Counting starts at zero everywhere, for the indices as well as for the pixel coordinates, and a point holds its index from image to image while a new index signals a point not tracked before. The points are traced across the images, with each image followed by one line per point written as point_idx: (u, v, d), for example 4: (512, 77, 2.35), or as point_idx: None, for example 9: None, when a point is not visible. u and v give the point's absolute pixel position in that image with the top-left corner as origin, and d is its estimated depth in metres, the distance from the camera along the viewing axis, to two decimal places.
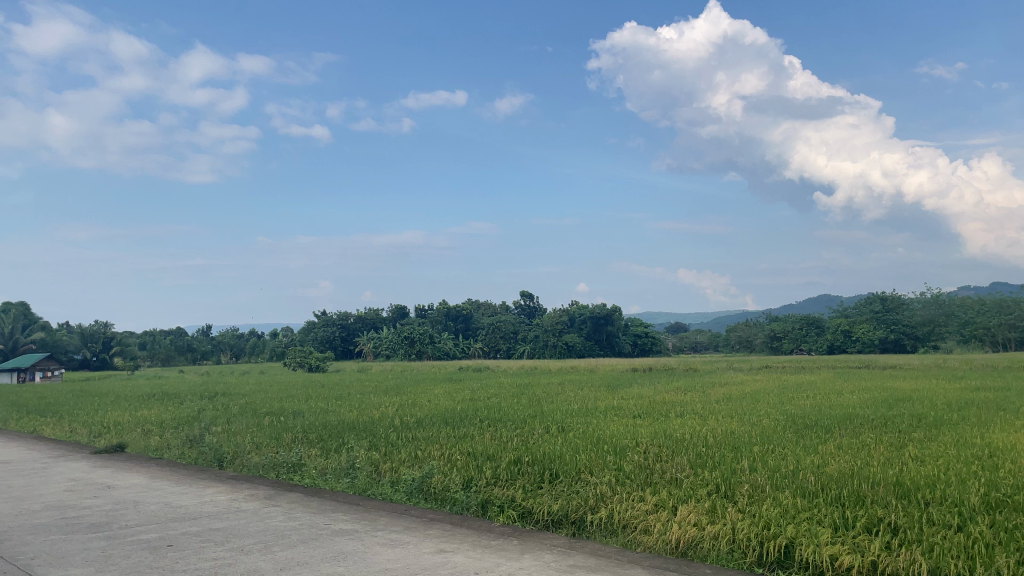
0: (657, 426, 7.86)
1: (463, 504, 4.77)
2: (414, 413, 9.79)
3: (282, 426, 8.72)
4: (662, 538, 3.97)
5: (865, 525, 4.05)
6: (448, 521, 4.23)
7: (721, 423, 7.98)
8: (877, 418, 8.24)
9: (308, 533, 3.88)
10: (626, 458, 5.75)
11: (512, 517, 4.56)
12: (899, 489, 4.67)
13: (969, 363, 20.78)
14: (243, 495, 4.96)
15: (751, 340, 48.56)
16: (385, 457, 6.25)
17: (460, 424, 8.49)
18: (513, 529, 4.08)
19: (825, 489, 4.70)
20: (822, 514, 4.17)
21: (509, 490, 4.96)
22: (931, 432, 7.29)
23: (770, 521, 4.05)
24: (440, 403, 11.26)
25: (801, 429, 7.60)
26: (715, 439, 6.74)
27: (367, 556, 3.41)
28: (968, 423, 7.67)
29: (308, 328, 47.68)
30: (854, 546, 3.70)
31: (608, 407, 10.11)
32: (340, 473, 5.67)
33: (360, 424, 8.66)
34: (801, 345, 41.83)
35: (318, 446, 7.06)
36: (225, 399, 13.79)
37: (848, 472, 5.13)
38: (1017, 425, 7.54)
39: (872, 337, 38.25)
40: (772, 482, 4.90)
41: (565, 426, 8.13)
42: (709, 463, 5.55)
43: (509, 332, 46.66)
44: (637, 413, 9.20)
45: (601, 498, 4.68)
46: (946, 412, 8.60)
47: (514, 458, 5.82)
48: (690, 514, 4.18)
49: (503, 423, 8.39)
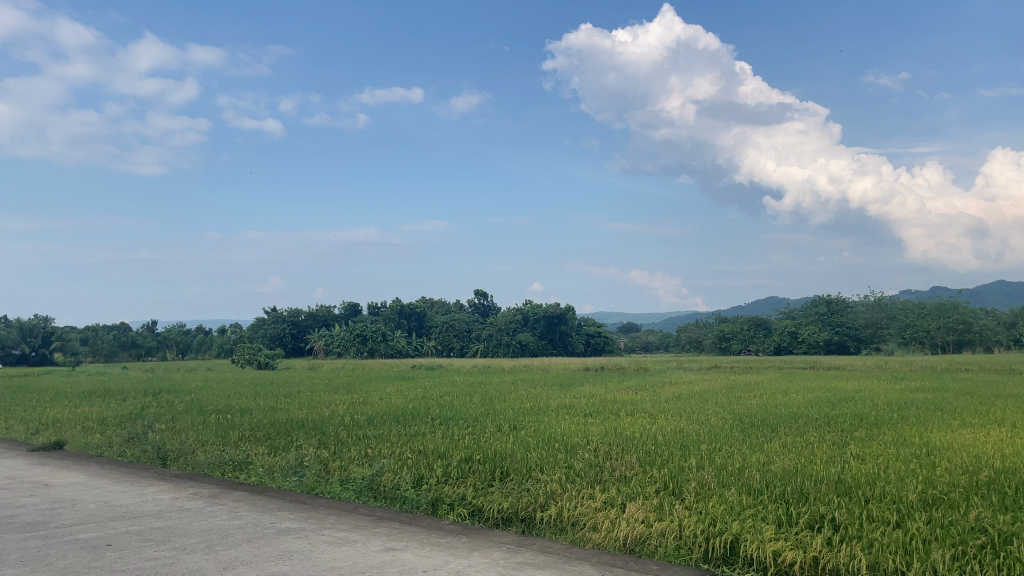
0: (610, 425, 7.96)
1: (413, 502, 4.80)
2: (365, 411, 9.73)
3: (230, 424, 8.68)
4: (610, 535, 4.05)
5: (808, 521, 4.16)
6: (397, 519, 4.28)
7: (673, 422, 8.08)
8: (822, 417, 8.43)
9: (253, 531, 3.90)
10: (577, 456, 5.82)
11: (462, 514, 4.62)
12: (840, 487, 4.80)
13: (906, 364, 21.72)
14: (186, 494, 4.95)
15: (701, 340, 49.17)
16: (334, 455, 6.26)
17: (412, 422, 8.52)
18: (462, 526, 4.12)
19: (769, 486, 4.81)
20: (767, 511, 4.28)
21: (460, 488, 5.02)
22: (873, 432, 7.46)
23: (716, 518, 4.14)
24: (392, 401, 11.23)
25: (750, 428, 7.74)
26: (665, 438, 6.82)
27: (313, 555, 3.44)
28: (908, 424, 7.87)
29: (256, 325, 46.97)
30: (797, 542, 3.80)
31: (559, 406, 10.13)
32: (289, 472, 5.69)
33: (310, 422, 8.64)
34: (748, 345, 42.70)
35: (266, 444, 7.04)
36: (167, 396, 13.60)
37: (793, 470, 5.24)
38: (954, 425, 7.76)
39: (818, 338, 39.12)
40: (718, 479, 5.00)
41: (517, 425, 8.15)
42: (658, 461, 5.64)
43: (463, 331, 46.78)
44: (589, 411, 9.32)
45: (551, 495, 4.75)
46: (886, 412, 8.85)
47: (465, 457, 5.87)
48: (638, 512, 4.26)
49: (454, 422, 8.40)
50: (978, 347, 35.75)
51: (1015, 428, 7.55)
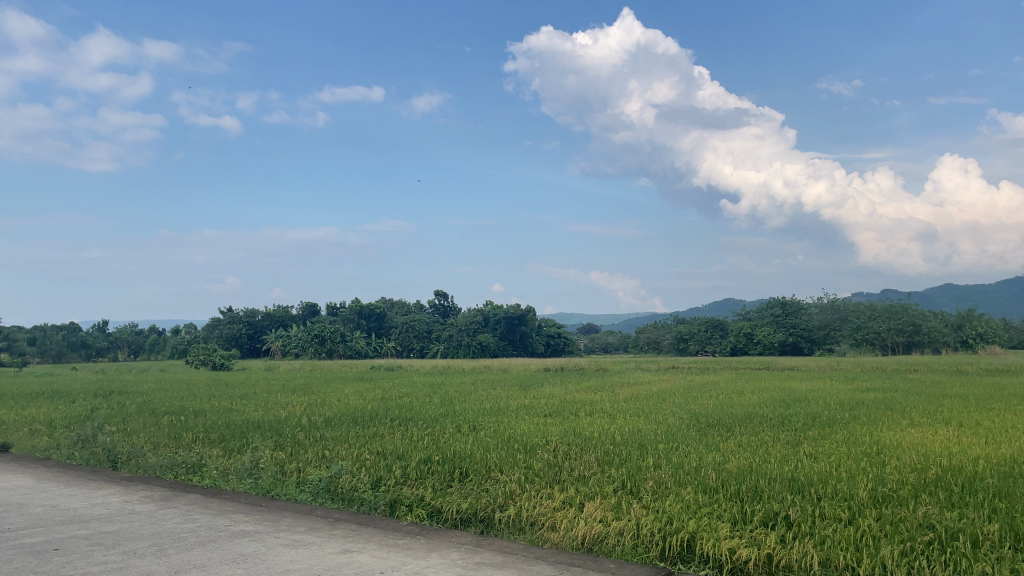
0: (569, 425, 7.99)
1: (371, 504, 4.78)
2: (322, 412, 9.66)
3: (183, 426, 8.53)
4: (568, 535, 4.07)
5: (762, 519, 4.24)
6: (354, 521, 4.25)
7: (632, 422, 8.15)
8: (776, 417, 8.59)
9: (206, 534, 3.84)
10: (536, 456, 5.86)
11: (420, 515, 4.62)
12: (793, 485, 4.90)
13: (858, 363, 23.07)
14: (137, 497, 4.85)
15: (659, 341, 49.76)
16: (291, 457, 6.21)
17: (371, 422, 8.49)
18: (420, 527, 4.11)
19: (724, 484, 4.89)
20: (722, 509, 4.35)
21: (418, 489, 5.00)
22: (825, 431, 7.64)
23: (673, 516, 4.20)
24: (349, 403, 11.16)
25: (706, 428, 7.85)
26: (623, 437, 6.91)
27: (268, 558, 3.40)
28: (859, 423, 8.06)
29: (211, 325, 46.17)
30: (751, 540, 3.87)
31: (518, 406, 10.17)
32: (244, 474, 5.62)
33: (266, 423, 8.53)
34: (705, 346, 43.37)
35: (220, 446, 6.94)
36: (118, 398, 13.34)
37: (747, 468, 5.35)
38: (903, 424, 7.97)
39: (772, 340, 39.84)
40: (675, 478, 5.08)
41: (476, 425, 8.18)
42: (616, 460, 5.72)
43: (423, 331, 46.68)
44: (549, 412, 9.34)
45: (510, 495, 4.77)
46: (838, 411, 9.05)
47: (424, 458, 5.86)
48: (596, 511, 4.29)
49: (413, 423, 8.38)
50: (927, 348, 36.70)
51: (962, 427, 7.76)
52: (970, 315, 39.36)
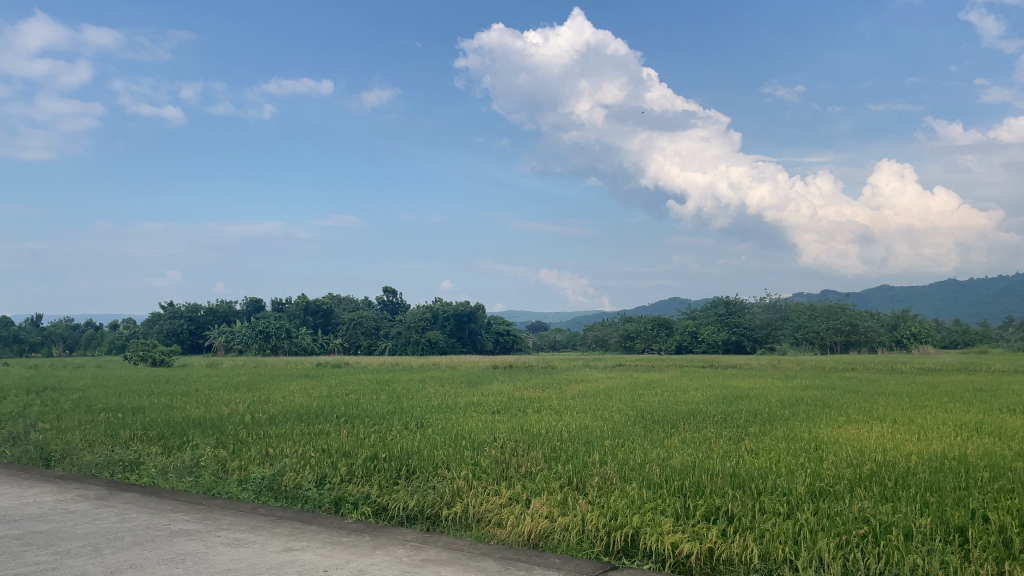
0: (517, 422, 8.02)
1: (315, 502, 4.74)
2: (266, 409, 9.51)
3: (120, 423, 8.27)
4: (514, 531, 4.10)
5: (704, 514, 4.33)
6: (298, 518, 4.20)
7: (578, 419, 8.23)
8: (719, 413, 8.78)
9: (143, 534, 3.75)
10: (483, 453, 5.90)
11: (365, 513, 4.59)
12: (734, 480, 5.01)
13: (798, 364, 22.27)
14: (71, 495, 4.71)
15: (606, 339, 50.25)
16: (233, 454, 6.10)
17: (316, 420, 8.39)
18: (365, 525, 4.09)
19: (668, 480, 4.98)
20: (665, 504, 4.43)
21: (364, 486, 4.98)
22: (765, 427, 7.85)
23: (617, 512, 4.26)
24: (294, 399, 11.02)
25: (651, 424, 7.99)
26: (569, 434, 7.01)
27: (208, 556, 3.35)
28: (798, 419, 8.33)
29: (151, 320, 45.00)
30: (694, 534, 3.95)
31: (466, 403, 10.20)
32: (184, 472, 5.51)
33: (206, 420, 8.36)
34: (651, 344, 44.03)
35: (159, 443, 6.79)
36: (52, 394, 12.94)
37: (691, 464, 5.44)
38: (840, 420, 8.25)
39: (716, 338, 40.61)
40: (620, 474, 5.15)
41: (424, 422, 8.17)
42: (563, 456, 5.77)
43: (371, 328, 46.37)
44: (496, 409, 9.34)
45: (457, 492, 4.77)
46: (777, 408, 9.28)
47: (370, 455, 5.83)
48: (542, 507, 4.32)
49: (359, 420, 8.34)
50: (864, 347, 37.80)
51: (894, 424, 8.05)
52: (904, 316, 40.64)
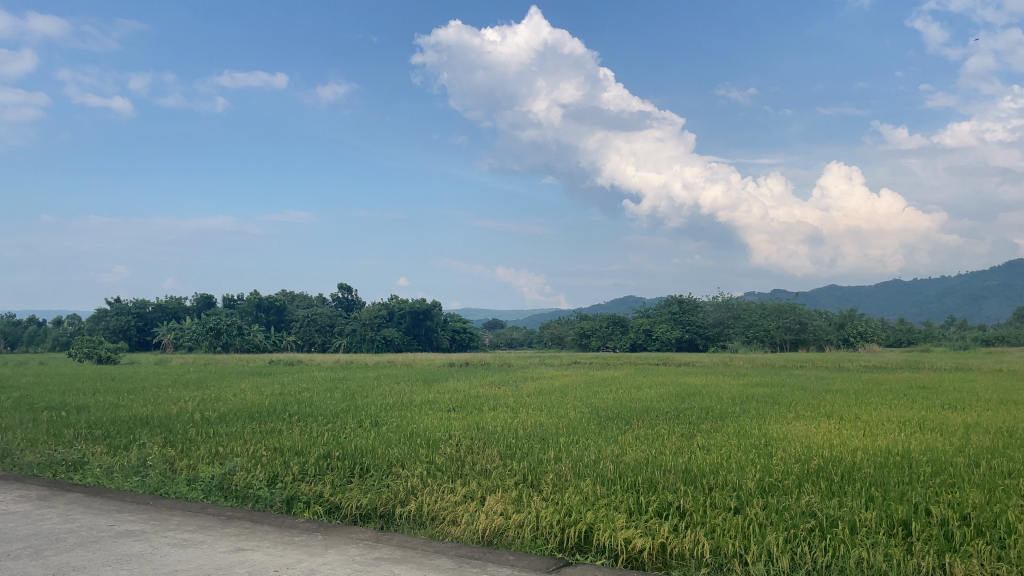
0: (472, 420, 7.98)
1: (267, 501, 4.68)
2: (217, 408, 9.33)
3: (64, 422, 8.06)
4: (468, 528, 4.10)
5: (657, 510, 4.39)
6: (248, 518, 4.14)
7: (533, 416, 8.24)
8: (672, 410, 8.87)
9: (87, 535, 3.66)
10: (438, 451, 5.87)
11: (318, 512, 4.55)
12: (687, 476, 5.08)
13: (751, 364, 21.18)
14: (11, 497, 4.57)
15: (562, 337, 50.52)
16: (182, 453, 5.99)
17: (268, 418, 8.26)
18: (317, 524, 4.04)
19: (622, 476, 5.03)
20: (619, 500, 4.47)
21: (317, 485, 4.93)
22: (717, 423, 7.98)
23: (572, 508, 4.29)
24: (245, 398, 10.83)
25: (606, 421, 8.05)
26: (525, 431, 7.02)
27: (154, 557, 3.28)
28: (748, 416, 8.47)
29: (97, 316, 43.83)
30: (646, 530, 4.00)
31: (422, 401, 10.15)
32: (130, 472, 5.39)
33: (154, 419, 8.18)
34: (606, 342, 44.40)
35: (104, 442, 6.63)
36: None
37: (644, 461, 5.51)
38: (789, 417, 8.40)
39: (670, 336, 41.14)
40: (575, 470, 5.19)
41: (378, 420, 8.10)
42: (518, 454, 5.78)
43: (325, 325, 45.93)
44: (451, 407, 9.30)
45: (411, 490, 4.75)
46: (728, 405, 9.41)
47: (323, 454, 5.77)
48: (497, 504, 4.33)
49: (313, 418, 8.23)
50: (812, 346, 38.66)
51: (841, 420, 8.26)
52: (852, 315, 41.59)
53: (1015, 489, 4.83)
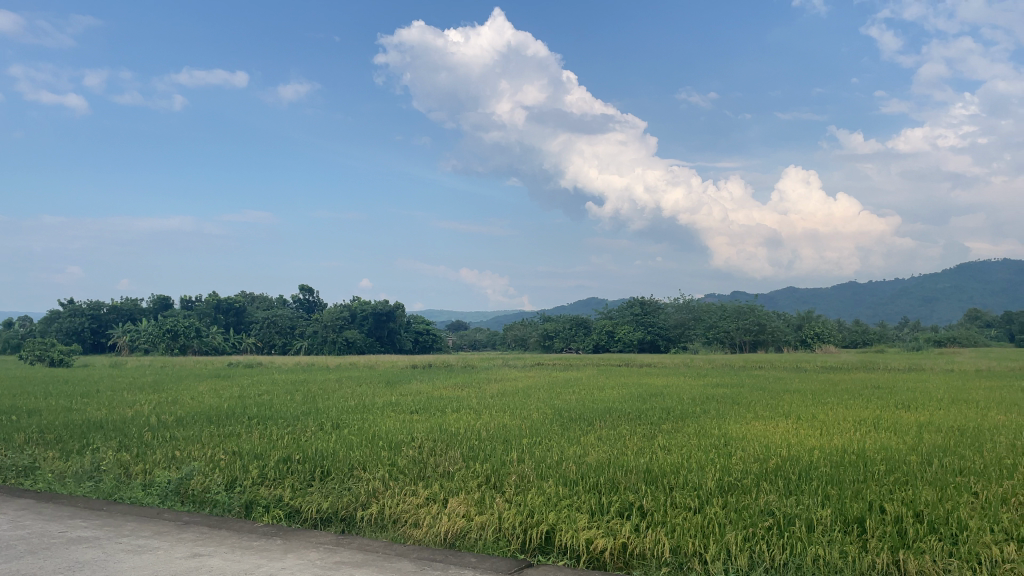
0: (434, 422, 7.96)
1: (224, 506, 4.62)
2: (173, 411, 9.17)
3: (14, 427, 7.85)
4: (429, 531, 4.09)
5: (618, 510, 4.42)
6: (205, 523, 4.07)
7: (496, 417, 8.24)
8: (633, 411, 8.94)
9: (38, 542, 3.57)
10: (400, 453, 5.84)
11: (277, 516, 4.50)
12: (648, 476, 5.13)
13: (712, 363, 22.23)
14: None
15: (526, 339, 50.61)
16: (137, 458, 5.88)
17: (227, 421, 8.15)
18: (277, 528, 4.00)
19: (584, 476, 5.06)
20: (580, 501, 4.49)
21: (276, 489, 4.87)
22: (677, 424, 8.06)
23: (534, 509, 4.30)
24: (203, 401, 10.65)
25: (568, 422, 8.07)
26: (488, 433, 7.01)
27: (108, 564, 3.21)
28: (708, 416, 8.56)
29: (49, 318, 42.69)
30: (608, 530, 4.02)
31: (384, 403, 10.08)
32: (83, 477, 5.28)
33: (108, 423, 8.01)
34: (569, 344, 44.59)
35: (56, 447, 6.47)
36: None
37: (606, 461, 5.54)
38: (748, 417, 8.51)
39: (632, 338, 41.51)
40: (537, 471, 5.20)
41: (339, 423, 8.03)
42: (480, 455, 5.77)
43: (285, 327, 45.40)
44: (414, 409, 9.27)
45: (373, 493, 4.72)
46: (689, 406, 9.50)
47: (283, 457, 5.70)
48: (459, 506, 4.33)
49: (272, 421, 8.13)
50: (771, 347, 39.28)
51: (798, 420, 8.39)
52: (809, 316, 42.40)
53: (966, 486, 4.96)
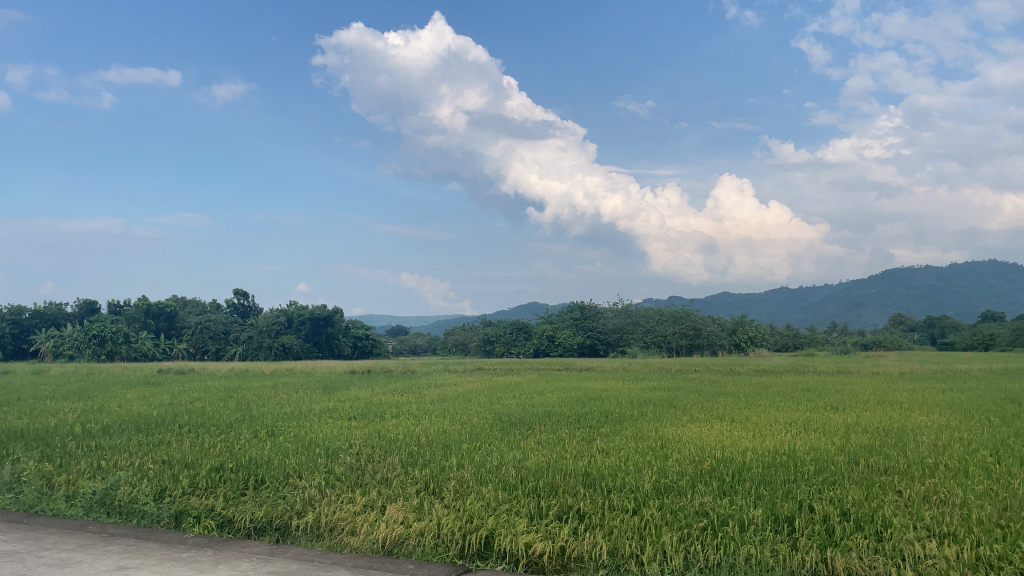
0: (373, 428, 7.88)
1: (153, 517, 4.48)
2: (100, 420, 8.84)
3: None
4: (368, 538, 4.05)
5: (557, 513, 4.44)
6: (132, 535, 3.94)
7: (436, 423, 8.22)
8: (573, 415, 9.03)
9: None
10: (337, 460, 5.75)
11: (209, 527, 4.38)
12: (587, 479, 5.18)
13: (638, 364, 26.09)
14: None
15: (466, 343, 50.50)
16: (62, 468, 5.65)
17: (156, 430, 7.90)
18: (208, 539, 3.90)
19: (524, 480, 5.08)
20: (520, 505, 4.50)
21: (208, 499, 4.75)
22: (616, 427, 8.15)
23: (473, 514, 4.30)
24: (132, 409, 10.28)
25: (508, 427, 8.09)
26: (427, 438, 6.99)
27: None
28: (646, 419, 8.69)
29: None
30: (546, 534, 4.04)
31: (322, 409, 9.91)
32: (3, 490, 5.05)
33: (29, 432, 7.68)
34: (510, 348, 44.77)
35: None
36: None
37: (546, 465, 5.58)
38: (684, 420, 8.69)
39: (572, 342, 41.96)
40: (476, 476, 5.20)
41: (275, 430, 7.88)
42: (420, 461, 5.74)
43: (219, 333, 44.40)
44: (353, 415, 9.14)
45: (309, 501, 4.64)
46: (627, 409, 9.64)
47: (215, 465, 5.56)
48: (397, 513, 4.29)
49: (205, 429, 7.92)
50: (706, 351, 40.10)
51: (733, 422, 8.60)
52: (742, 321, 43.28)
53: (890, 485, 5.15)
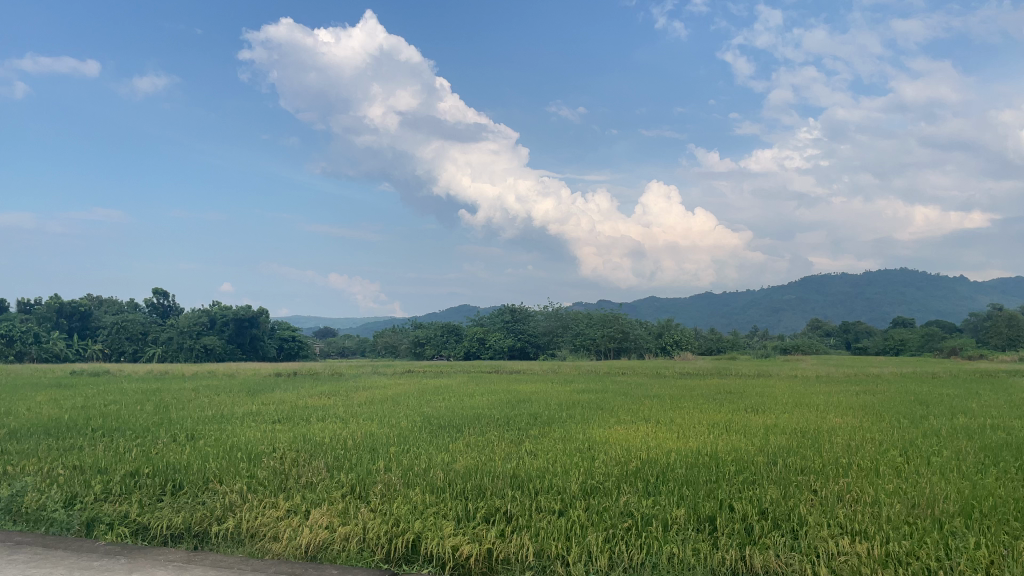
0: (298, 432, 7.73)
1: (62, 524, 4.29)
2: (6, 424, 8.40)
3: None
4: (290, 544, 3.97)
5: (485, 515, 4.45)
6: (39, 544, 3.76)
7: (363, 426, 8.14)
8: (502, 417, 9.10)
9: None
10: (260, 464, 5.63)
11: (122, 534, 4.23)
12: (514, 481, 5.21)
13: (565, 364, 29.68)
14: None
15: (396, 346, 50.06)
16: None
17: (67, 434, 7.54)
18: (121, 546, 3.75)
19: (451, 483, 5.08)
20: (448, 508, 4.49)
21: (122, 505, 4.58)
22: (545, 429, 8.24)
23: (399, 518, 4.26)
24: (42, 412, 9.84)
25: (437, 429, 8.09)
26: (354, 441, 6.92)
27: None
28: (574, 420, 8.82)
29: None
30: (473, 536, 4.04)
31: (245, 413, 9.68)
32: None
33: None
34: (441, 351, 44.52)
35: None
36: None
37: (474, 467, 5.59)
38: (611, 421, 8.85)
39: (502, 345, 42.15)
40: (404, 480, 5.16)
41: (195, 434, 7.66)
42: (346, 465, 5.66)
43: (137, 333, 42.81)
44: (278, 418, 8.98)
45: (229, 507, 4.53)
46: (556, 411, 9.76)
47: (131, 471, 5.36)
48: (322, 517, 4.22)
49: (120, 433, 7.62)
50: (633, 354, 40.75)
51: (658, 423, 8.83)
52: (669, 325, 44.15)
53: (806, 485, 5.33)
